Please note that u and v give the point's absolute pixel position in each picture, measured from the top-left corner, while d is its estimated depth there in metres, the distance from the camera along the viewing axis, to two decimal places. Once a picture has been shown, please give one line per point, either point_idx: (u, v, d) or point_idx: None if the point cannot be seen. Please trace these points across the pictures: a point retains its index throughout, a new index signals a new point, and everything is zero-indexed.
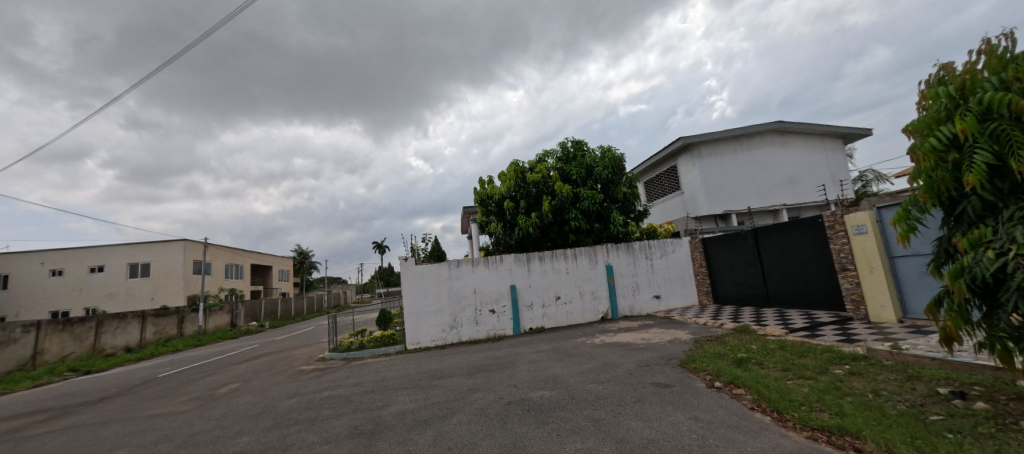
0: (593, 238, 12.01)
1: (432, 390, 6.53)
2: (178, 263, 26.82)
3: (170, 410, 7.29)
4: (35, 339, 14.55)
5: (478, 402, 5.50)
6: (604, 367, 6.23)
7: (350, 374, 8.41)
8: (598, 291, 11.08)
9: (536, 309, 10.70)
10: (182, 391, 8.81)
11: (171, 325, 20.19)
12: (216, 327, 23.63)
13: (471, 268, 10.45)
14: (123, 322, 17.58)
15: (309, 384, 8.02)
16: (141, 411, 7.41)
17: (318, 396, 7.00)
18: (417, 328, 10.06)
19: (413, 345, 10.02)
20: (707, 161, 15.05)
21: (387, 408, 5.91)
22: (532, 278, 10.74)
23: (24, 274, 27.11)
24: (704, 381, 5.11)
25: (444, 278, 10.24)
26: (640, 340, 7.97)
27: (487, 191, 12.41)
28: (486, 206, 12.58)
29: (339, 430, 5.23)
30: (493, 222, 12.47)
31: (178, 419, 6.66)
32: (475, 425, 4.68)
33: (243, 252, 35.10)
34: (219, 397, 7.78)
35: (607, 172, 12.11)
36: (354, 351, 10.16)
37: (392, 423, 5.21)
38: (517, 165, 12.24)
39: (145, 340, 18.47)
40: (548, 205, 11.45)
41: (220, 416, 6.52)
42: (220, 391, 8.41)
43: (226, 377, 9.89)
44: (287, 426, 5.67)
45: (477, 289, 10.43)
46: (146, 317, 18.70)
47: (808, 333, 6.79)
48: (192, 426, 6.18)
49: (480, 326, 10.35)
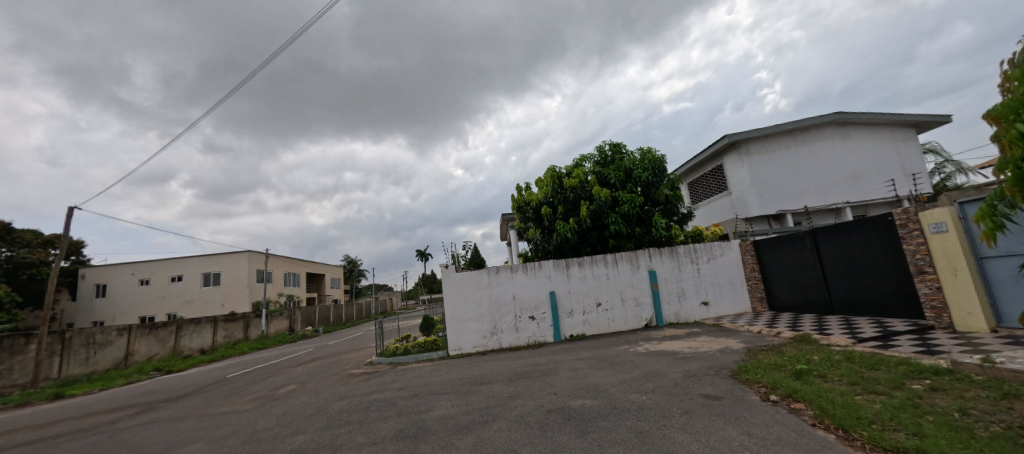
0: (634, 242, 11.66)
1: (473, 395, 6.58)
2: (243, 272, 29.21)
3: (237, 408, 7.88)
4: (128, 341, 16.24)
5: (518, 409, 5.48)
6: (648, 377, 6.00)
7: (396, 379, 8.68)
8: (641, 298, 10.74)
9: (577, 316, 10.52)
10: (247, 391, 9.49)
11: (238, 330, 21.89)
12: (277, 331, 25.31)
13: (510, 275, 10.47)
14: (199, 326, 19.32)
15: (358, 386, 8.37)
16: (213, 408, 8.10)
17: (366, 399, 7.29)
18: (458, 333, 10.22)
19: (455, 351, 10.17)
20: (757, 159, 14.21)
21: (431, 412, 6.03)
22: (571, 284, 10.59)
23: (119, 283, 30.34)
24: (758, 394, 4.77)
25: (484, 284, 10.35)
26: (688, 348, 7.59)
27: (524, 198, 12.39)
28: (524, 213, 12.56)
29: (385, 433, 5.40)
30: (531, 228, 12.44)
31: (244, 416, 7.20)
32: (515, 432, 4.67)
33: (300, 261, 37.50)
34: (279, 397, 8.34)
35: (647, 174, 11.72)
36: (399, 356, 10.48)
37: (435, 427, 5.31)
38: (553, 171, 12.13)
39: (217, 343, 20.19)
40: (587, 210, 11.24)
41: (279, 415, 6.96)
42: (279, 391, 8.98)
43: (285, 379, 10.54)
44: (338, 426, 5.96)
45: (516, 295, 10.43)
46: (218, 322, 20.49)
47: (879, 344, 6.17)
48: (256, 424, 6.64)
49: (520, 333, 10.33)
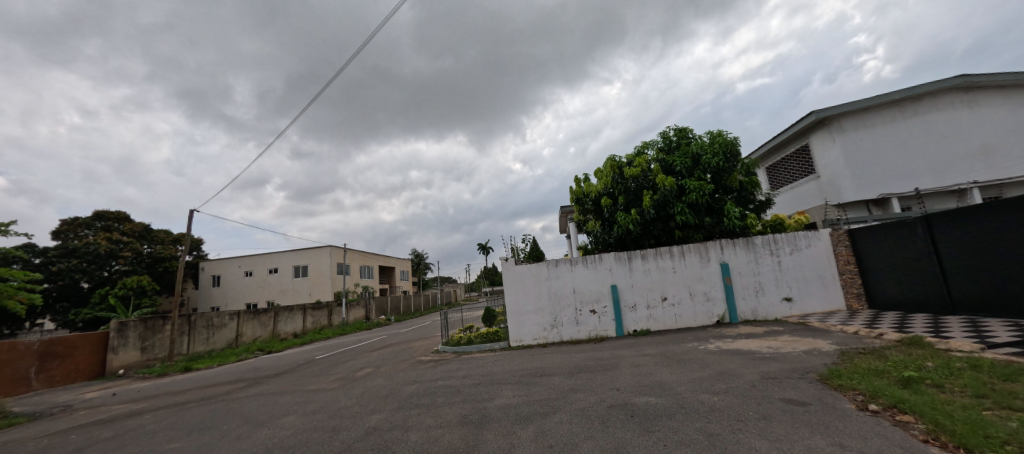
0: (703, 233, 10.90)
1: (535, 387, 6.60)
2: (326, 264, 32.11)
3: (322, 387, 8.69)
4: (240, 324, 18.65)
5: (579, 403, 5.39)
6: (721, 377, 5.58)
7: (460, 367, 8.98)
8: (712, 292, 10.04)
9: (640, 310, 10.10)
10: (331, 372, 10.43)
11: (323, 316, 24.15)
12: (355, 319, 27.53)
13: (569, 268, 10.32)
14: (292, 312, 21.65)
15: (426, 373, 8.80)
16: (304, 385, 9.02)
17: (433, 385, 7.63)
18: (519, 325, 10.31)
19: (516, 342, 10.28)
20: (852, 136, 12.57)
21: (493, 400, 6.15)
22: (634, 278, 10.18)
23: (229, 274, 34.30)
24: (854, 402, 4.22)
25: (543, 277, 10.32)
26: (767, 348, 6.94)
27: (583, 190, 12.10)
28: (583, 205, 12.27)
29: (451, 418, 5.62)
30: (590, 220, 12.13)
31: (328, 394, 7.92)
32: (576, 425, 4.59)
33: (373, 255, 40.33)
34: (358, 379, 9.04)
35: (717, 160, 10.86)
36: (463, 346, 10.84)
37: (498, 415, 5.41)
38: (613, 160, 11.70)
39: (306, 328, 22.51)
40: (650, 201, 10.71)
41: (358, 395, 7.56)
42: (358, 373, 9.75)
43: (363, 362, 11.40)
44: (409, 408, 6.33)
45: (576, 288, 10.26)
46: (307, 309, 22.82)
47: (1015, 351, 5.16)
48: (338, 401, 7.27)
49: (581, 326, 10.16)
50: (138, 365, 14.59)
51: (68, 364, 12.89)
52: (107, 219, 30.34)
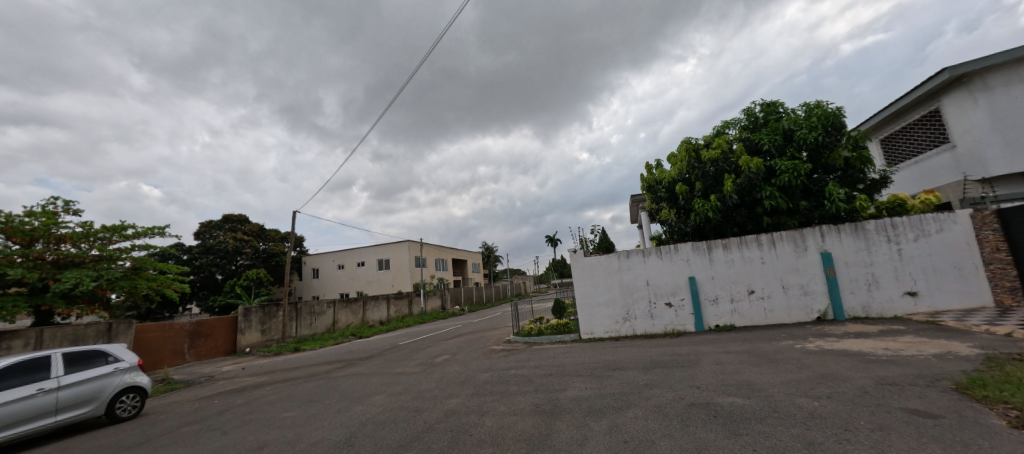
0: (798, 219, 9.72)
1: (608, 380, 6.43)
2: (405, 258, 34.41)
3: (406, 370, 9.35)
4: (336, 311, 20.74)
5: (655, 399, 5.14)
6: (823, 380, 4.96)
7: (532, 357, 9.07)
8: (810, 285, 8.96)
9: (723, 304, 9.35)
10: (413, 357, 11.16)
11: (404, 306, 25.95)
12: (432, 309, 29.19)
13: (642, 259, 9.85)
14: (377, 302, 23.56)
15: (499, 361, 9.03)
16: (390, 368, 9.77)
17: (506, 373, 7.81)
18: (589, 318, 10.11)
19: (587, 335, 10.11)
20: (1001, 94, 10.34)
21: (564, 392, 6.11)
22: (715, 269, 9.43)
23: (324, 267, 38.22)
24: (1003, 419, 3.48)
25: (614, 269, 9.99)
26: (882, 350, 6.02)
27: (656, 176, 11.43)
28: (655, 193, 11.60)
29: (523, 406, 5.69)
30: (664, 209, 11.44)
31: (411, 377, 8.50)
32: (652, 422, 4.38)
33: (447, 248, 42.30)
34: (436, 365, 9.57)
35: (815, 135, 9.57)
36: (534, 337, 10.93)
37: (570, 406, 5.36)
38: (688, 143, 10.86)
39: (390, 316, 24.37)
40: (733, 185, 9.80)
41: (437, 379, 8.00)
42: (436, 360, 10.31)
43: (440, 349, 12.04)
44: (484, 394, 6.54)
45: (650, 281, 9.78)
46: (390, 299, 24.68)
47: None
48: (420, 384, 7.76)
49: (656, 320, 9.67)
50: (260, 344, 16.91)
51: (211, 342, 15.33)
52: (232, 222, 35.27)
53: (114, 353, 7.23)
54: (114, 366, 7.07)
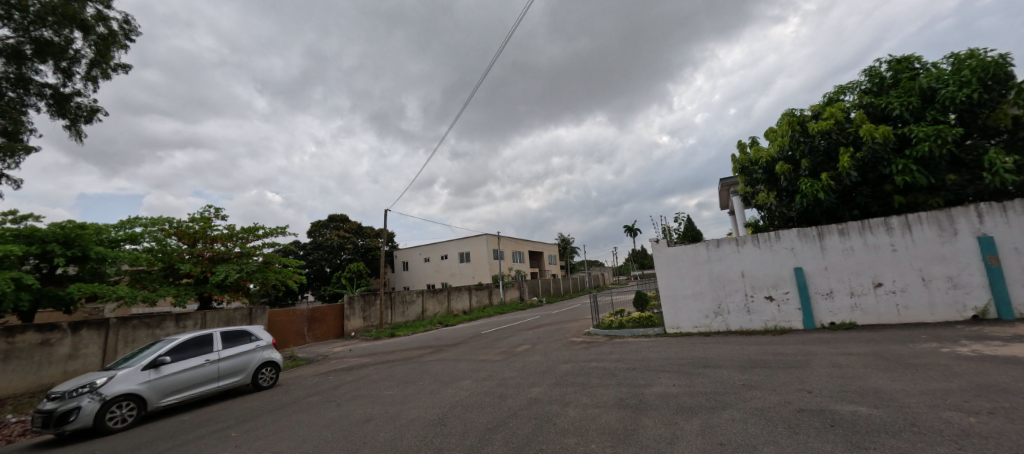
0: (943, 196, 8.08)
1: (699, 378, 5.99)
2: (484, 251, 35.64)
3: (489, 358, 9.68)
4: (424, 301, 22.22)
5: (756, 401, 4.66)
6: (980, 392, 4.07)
7: (614, 350, 8.81)
8: (960, 277, 7.44)
9: (839, 299, 8.17)
10: (495, 346, 11.52)
11: (484, 297, 26.94)
12: (511, 300, 29.91)
13: (736, 248, 8.98)
14: (460, 292, 24.76)
15: (579, 353, 8.92)
16: (474, 356, 10.20)
17: (587, 365, 7.68)
18: (675, 311, 9.52)
19: (673, 329, 9.53)
20: None
21: (650, 387, 5.82)
22: (829, 259, 8.26)
23: (412, 260, 41.12)
24: None
25: (703, 259, 9.25)
26: None
27: (751, 156, 10.28)
28: (751, 175, 10.44)
29: (607, 399, 5.55)
30: (762, 192, 10.25)
31: (494, 365, 8.77)
32: (753, 426, 3.97)
33: (524, 241, 42.90)
34: (517, 354, 9.76)
35: (966, 92, 7.85)
36: (615, 329, 10.60)
37: (657, 403, 5.09)
38: (792, 116, 9.59)
39: (471, 306, 25.48)
40: (852, 160, 8.44)
41: (519, 368, 8.16)
42: (517, 349, 10.52)
43: (521, 339, 12.26)
44: (566, 385, 6.51)
45: (746, 272, 8.89)
46: (472, 290, 25.76)
47: None
48: (503, 372, 7.98)
49: (754, 315, 8.77)
50: (362, 329, 18.77)
51: (323, 326, 17.40)
52: (337, 222, 38.99)
53: (255, 333, 8.56)
54: (256, 344, 8.39)
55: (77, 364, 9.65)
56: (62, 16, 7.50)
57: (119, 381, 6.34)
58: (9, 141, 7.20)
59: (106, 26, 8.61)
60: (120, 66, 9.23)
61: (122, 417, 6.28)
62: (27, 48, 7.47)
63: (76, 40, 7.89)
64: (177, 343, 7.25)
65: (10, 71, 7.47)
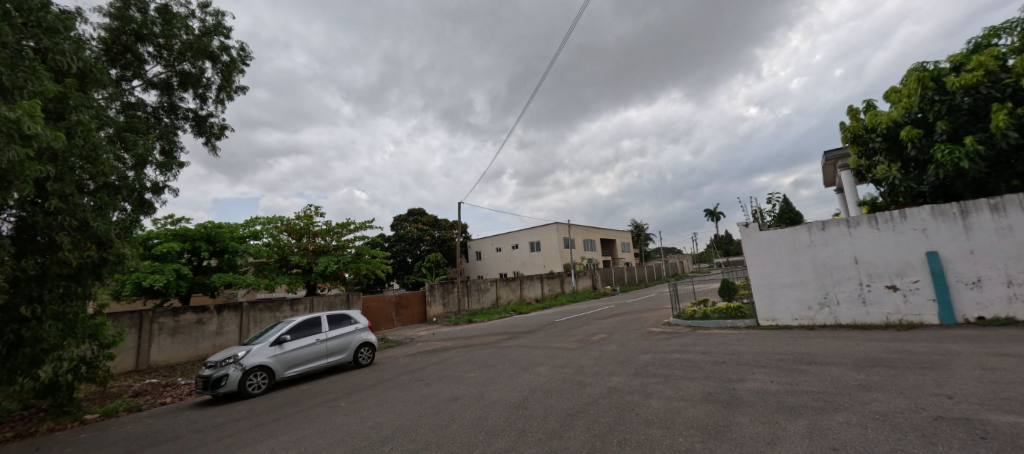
0: None
1: (801, 375, 5.45)
2: (555, 239, 35.64)
3: (565, 346, 9.73)
4: (498, 289, 22.93)
5: (875, 404, 4.12)
6: None
7: (698, 342, 8.34)
8: None
9: (990, 289, 6.86)
10: (570, 334, 11.53)
11: (556, 285, 27.04)
12: (584, 288, 29.66)
13: (848, 231, 7.91)
14: (532, 280, 25.14)
15: (660, 344, 8.58)
16: (550, 343, 10.32)
17: (670, 357, 7.37)
18: (771, 302, 8.71)
19: (768, 321, 8.75)
20: None
21: (743, 383, 5.43)
22: (975, 241, 6.95)
23: (485, 250, 42.46)
24: None
25: (805, 243, 8.30)
26: None
27: (866, 123, 8.91)
28: (865, 145, 9.07)
29: (694, 393, 5.30)
30: (881, 164, 8.86)
31: (571, 353, 8.80)
32: (874, 432, 3.52)
33: (595, 228, 42.06)
34: (593, 342, 9.68)
35: None
36: (698, 320, 10.01)
37: (752, 399, 4.74)
38: (922, 71, 8.13)
39: (544, 295, 25.74)
40: (1010, 117, 6.92)
41: (596, 357, 8.09)
42: (593, 338, 10.42)
43: (596, 328, 12.12)
44: (647, 376, 6.32)
45: (861, 258, 7.81)
46: (544, 278, 26.00)
47: None
48: (580, 360, 7.98)
49: (871, 308, 7.71)
50: (442, 315, 19.97)
51: (409, 311, 18.81)
52: (415, 215, 41.59)
53: (354, 316, 9.51)
54: (355, 326, 9.34)
55: (222, 339, 11.59)
56: (197, 50, 8.92)
57: (254, 354, 7.51)
58: (167, 158, 8.73)
59: (227, 55, 10.08)
60: (239, 89, 10.73)
61: (258, 384, 7.46)
62: (174, 80, 8.96)
63: (206, 68, 9.30)
64: (294, 324, 8.35)
65: (164, 101, 9.02)
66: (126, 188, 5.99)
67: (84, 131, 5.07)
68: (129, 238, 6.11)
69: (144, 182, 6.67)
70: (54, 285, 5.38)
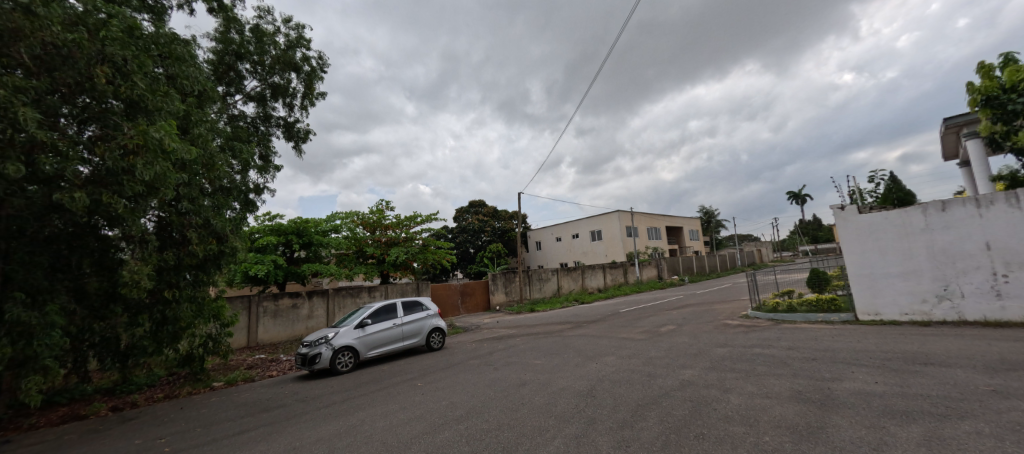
0: None
1: (913, 377, 4.80)
2: (617, 228, 34.61)
3: (632, 336, 9.47)
4: (559, 279, 22.88)
5: (1014, 414, 3.52)
6: None
7: (783, 336, 7.67)
8: None
9: None
10: (636, 325, 11.20)
11: (620, 275, 26.35)
12: (649, 278, 28.58)
13: (977, 211, 6.74)
14: (594, 270, 24.73)
15: (738, 337, 8.03)
16: (615, 333, 10.11)
17: (750, 351, 6.87)
18: (874, 293, 7.74)
19: (869, 316, 7.79)
20: None
21: (840, 382, 4.91)
22: None
23: (545, 240, 42.46)
24: None
25: (919, 227, 7.24)
26: None
27: (1003, 82, 7.47)
28: (1002, 108, 7.61)
29: (780, 390, 4.90)
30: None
31: (639, 344, 8.55)
32: (1013, 446, 3.02)
33: (660, 216, 40.17)
34: (662, 334, 9.31)
35: None
36: (782, 312, 9.19)
37: (851, 401, 4.28)
38: None
39: (606, 284, 25.24)
40: None
41: (667, 349, 7.78)
42: (662, 329, 10.02)
43: (664, 319, 11.64)
44: (725, 370, 5.96)
45: (994, 243, 6.63)
46: (606, 268, 25.45)
47: None
48: (649, 351, 7.73)
49: (1009, 302, 6.54)
50: (505, 304, 20.40)
51: (473, 299, 19.47)
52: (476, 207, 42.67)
53: (425, 303, 10.05)
54: (427, 313, 9.87)
55: (313, 322, 12.89)
56: (284, 63, 9.83)
57: (342, 335, 8.26)
58: (264, 162, 9.83)
59: (309, 65, 11.01)
60: (320, 96, 11.68)
61: (346, 362, 8.21)
62: (267, 92, 9.97)
63: (292, 79, 10.21)
64: (374, 309, 9.03)
65: (260, 112, 10.10)
66: (235, 189, 6.87)
67: (204, 141, 5.89)
68: (240, 233, 7.00)
69: (248, 183, 7.58)
70: (188, 274, 6.32)
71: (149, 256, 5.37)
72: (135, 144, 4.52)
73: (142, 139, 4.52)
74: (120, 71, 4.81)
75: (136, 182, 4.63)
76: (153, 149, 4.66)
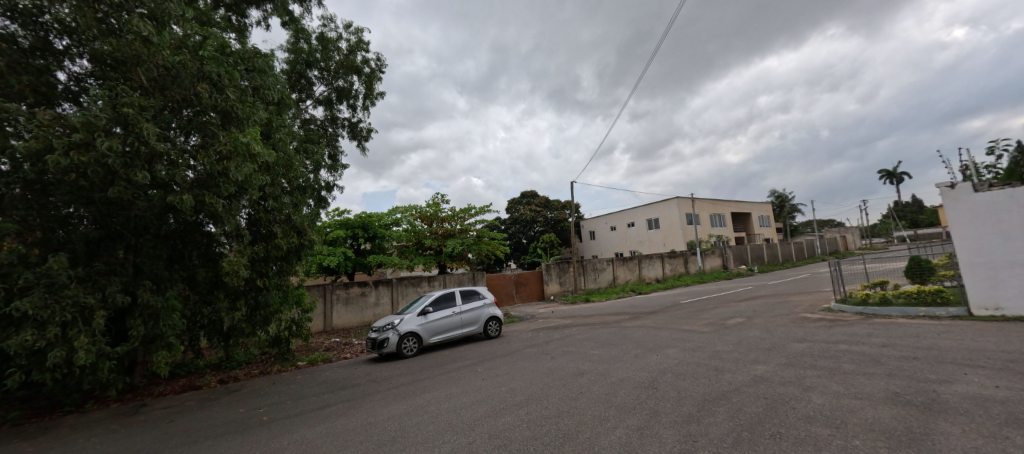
0: None
1: None
2: (677, 216, 32.96)
3: (695, 329, 9.01)
4: (615, 269, 22.33)
5: None
6: None
7: (875, 332, 6.88)
8: None
9: None
10: (700, 317, 10.63)
11: (680, 264, 25.15)
12: (713, 268, 26.99)
13: None
14: (652, 260, 23.82)
15: (819, 332, 7.33)
16: (677, 325, 9.68)
17: (834, 347, 6.25)
18: (994, 284, 6.69)
19: (987, 310, 6.75)
20: None
21: (949, 384, 4.32)
22: None
23: (600, 229, 41.54)
24: None
25: None
26: None
27: None
28: None
29: (873, 391, 4.42)
30: None
31: (703, 336, 8.12)
32: None
33: (724, 202, 37.62)
34: (730, 327, 8.76)
35: None
36: (873, 306, 8.24)
37: (964, 406, 3.75)
38: None
39: (665, 274, 24.23)
40: None
41: (735, 342, 7.30)
42: (729, 322, 9.42)
43: (731, 312, 10.92)
44: (804, 367, 5.48)
45: None
46: (665, 257, 24.39)
47: None
48: (716, 345, 7.30)
49: None
50: (559, 294, 20.34)
51: (528, 289, 19.63)
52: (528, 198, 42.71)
53: (482, 292, 10.28)
54: (484, 301, 10.10)
55: (380, 309, 13.75)
56: (347, 67, 10.44)
57: (407, 322, 8.72)
58: (333, 161, 10.56)
59: (369, 67, 11.56)
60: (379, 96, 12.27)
61: (411, 347, 8.67)
62: (333, 96, 10.63)
63: (354, 82, 10.79)
64: (435, 297, 9.42)
65: (328, 114, 10.83)
66: (309, 187, 7.42)
67: (283, 145, 6.44)
68: (315, 227, 7.59)
69: (319, 182, 8.17)
70: (273, 264, 7.00)
71: (242, 248, 6.06)
72: (228, 150, 5.06)
73: (233, 145, 5.04)
74: (216, 85, 5.36)
75: (230, 183, 5.21)
76: (242, 154, 5.20)
